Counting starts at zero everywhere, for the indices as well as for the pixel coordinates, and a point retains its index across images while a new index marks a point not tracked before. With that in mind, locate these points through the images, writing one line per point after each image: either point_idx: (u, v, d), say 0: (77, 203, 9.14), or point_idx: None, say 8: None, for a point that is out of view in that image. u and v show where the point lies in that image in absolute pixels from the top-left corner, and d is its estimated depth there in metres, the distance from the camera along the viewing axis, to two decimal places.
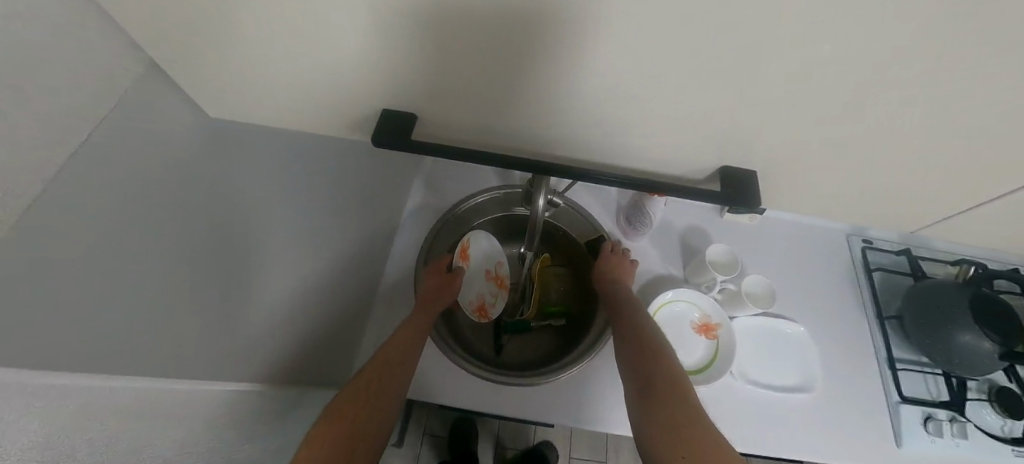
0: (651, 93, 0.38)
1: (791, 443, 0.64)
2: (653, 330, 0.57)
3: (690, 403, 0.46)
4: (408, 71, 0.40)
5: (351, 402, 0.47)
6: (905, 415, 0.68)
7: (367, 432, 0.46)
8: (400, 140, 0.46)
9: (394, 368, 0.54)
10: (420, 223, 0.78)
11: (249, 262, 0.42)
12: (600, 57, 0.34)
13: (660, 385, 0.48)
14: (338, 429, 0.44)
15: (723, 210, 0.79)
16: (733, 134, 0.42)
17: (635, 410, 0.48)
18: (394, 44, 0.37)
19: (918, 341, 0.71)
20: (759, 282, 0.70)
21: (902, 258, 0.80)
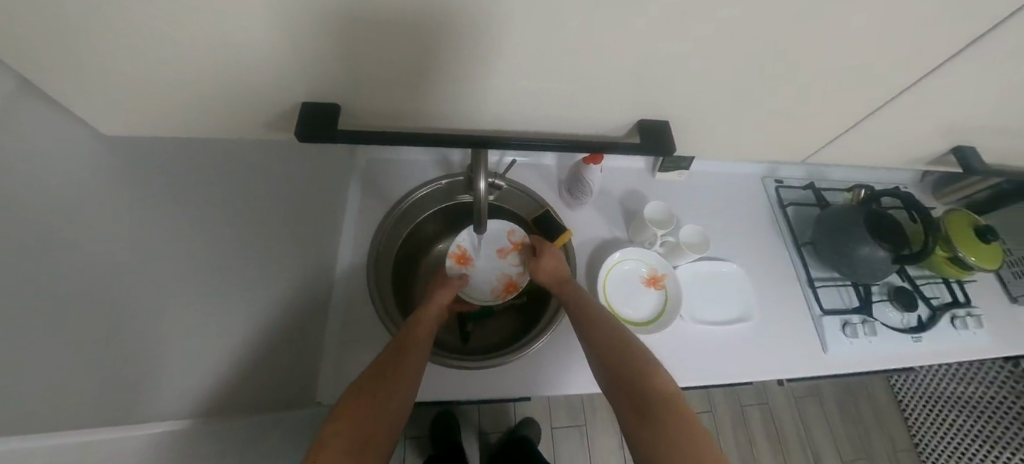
0: (599, 69, 0.34)
1: (739, 368, 0.71)
2: (627, 338, 0.56)
3: (676, 410, 0.46)
4: (311, 71, 0.34)
5: (368, 396, 0.47)
6: (827, 325, 0.77)
7: (388, 426, 0.46)
8: (318, 132, 0.38)
9: (404, 358, 0.53)
10: (363, 226, 0.75)
11: (163, 297, 0.38)
12: (532, 26, 0.29)
13: (641, 399, 0.47)
14: (360, 424, 0.44)
15: (654, 170, 0.84)
16: (667, 100, 0.40)
17: (631, 431, 0.46)
18: (297, 45, 0.30)
19: (830, 260, 0.81)
20: (694, 230, 0.76)
21: (808, 192, 0.91)
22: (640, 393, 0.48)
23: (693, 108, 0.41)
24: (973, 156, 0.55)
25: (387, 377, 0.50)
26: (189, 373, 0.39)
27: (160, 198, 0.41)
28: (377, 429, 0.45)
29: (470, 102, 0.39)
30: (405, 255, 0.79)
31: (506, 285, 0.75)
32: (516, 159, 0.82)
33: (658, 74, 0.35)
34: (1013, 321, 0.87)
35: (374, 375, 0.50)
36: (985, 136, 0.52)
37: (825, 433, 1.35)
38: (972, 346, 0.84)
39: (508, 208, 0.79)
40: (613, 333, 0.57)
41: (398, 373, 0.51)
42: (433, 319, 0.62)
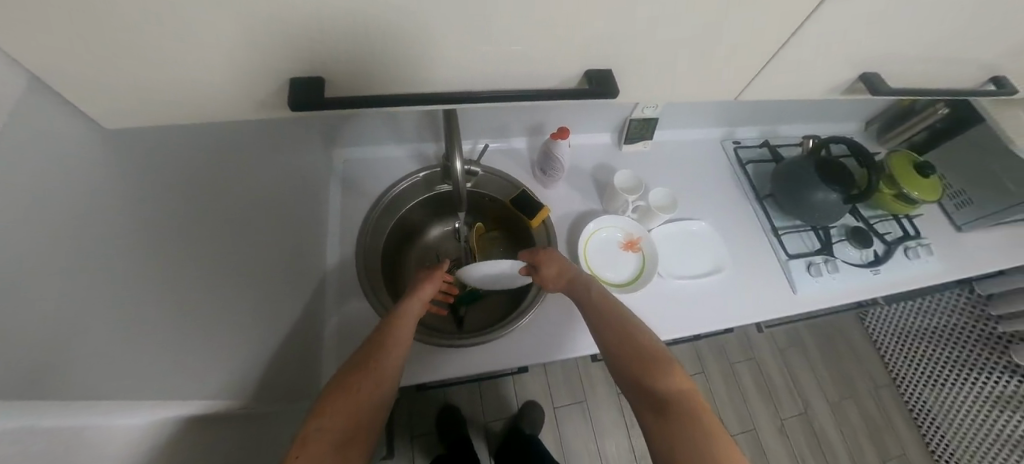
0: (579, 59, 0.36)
1: (716, 315, 0.77)
2: (640, 335, 0.59)
3: (696, 413, 0.50)
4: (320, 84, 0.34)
5: (341, 397, 0.49)
6: (794, 268, 0.84)
7: (368, 425, 0.49)
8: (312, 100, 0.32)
9: (383, 361, 0.54)
10: (348, 225, 0.78)
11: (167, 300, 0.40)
12: None
13: (663, 401, 0.52)
14: (345, 422, 0.47)
15: (620, 143, 0.89)
16: None
17: (650, 429, 0.51)
18: (317, 66, 0.31)
19: (790, 209, 0.87)
20: (663, 193, 0.81)
21: (764, 149, 0.97)
22: (657, 395, 0.53)
23: (658, 85, 0.43)
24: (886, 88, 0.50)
25: (366, 371, 0.52)
26: (214, 363, 0.43)
27: None
28: (357, 429, 0.48)
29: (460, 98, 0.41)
30: (392, 249, 0.82)
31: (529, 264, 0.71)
32: (489, 145, 0.85)
33: (632, 59, 0.38)
34: (957, 246, 0.95)
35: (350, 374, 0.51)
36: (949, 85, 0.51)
37: (811, 379, 1.43)
38: (925, 273, 0.91)
39: (487, 193, 0.82)
40: (627, 331, 0.60)
41: (376, 362, 0.54)
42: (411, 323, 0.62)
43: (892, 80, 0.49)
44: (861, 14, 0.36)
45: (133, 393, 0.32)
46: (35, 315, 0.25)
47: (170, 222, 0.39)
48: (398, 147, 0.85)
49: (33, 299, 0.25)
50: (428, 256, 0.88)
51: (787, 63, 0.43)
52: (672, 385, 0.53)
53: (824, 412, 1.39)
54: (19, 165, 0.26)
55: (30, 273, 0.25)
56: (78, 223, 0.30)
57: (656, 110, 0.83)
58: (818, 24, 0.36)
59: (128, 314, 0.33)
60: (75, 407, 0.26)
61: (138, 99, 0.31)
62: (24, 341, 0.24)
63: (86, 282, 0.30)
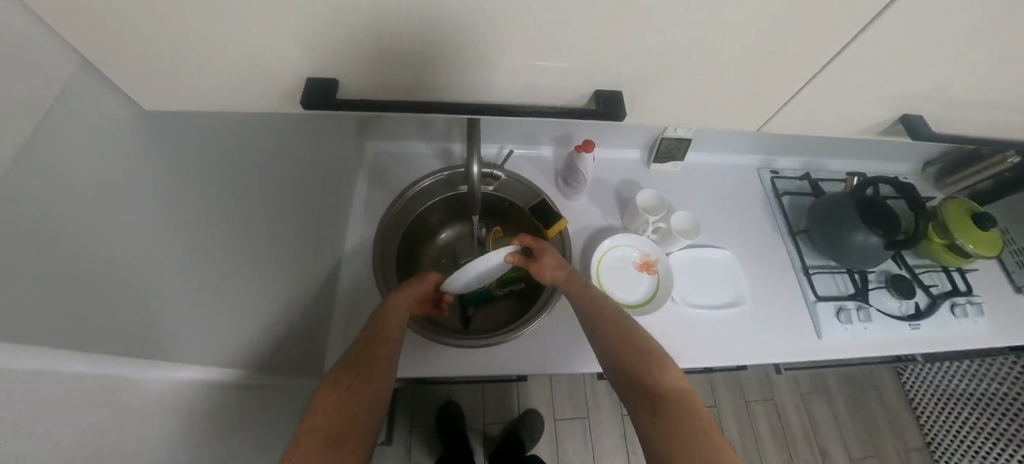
0: (610, 83, 0.36)
1: (729, 350, 0.73)
2: (636, 334, 0.58)
3: (691, 412, 0.50)
4: (359, 79, 0.34)
5: (336, 396, 0.50)
6: (821, 310, 0.79)
7: (362, 420, 0.50)
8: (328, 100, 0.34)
9: (375, 360, 0.56)
10: (370, 216, 0.81)
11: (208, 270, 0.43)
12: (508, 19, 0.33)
13: (661, 399, 0.51)
14: (336, 420, 0.48)
15: (649, 161, 0.87)
16: None
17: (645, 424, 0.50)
18: (368, 65, 0.32)
19: (824, 248, 0.82)
20: (685, 217, 0.78)
21: (804, 182, 0.92)
22: (654, 394, 0.51)
23: (687, 112, 0.42)
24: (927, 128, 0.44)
25: (357, 373, 0.53)
26: (234, 334, 0.45)
27: None
28: (351, 423, 0.49)
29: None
30: (410, 243, 0.84)
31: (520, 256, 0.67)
32: (514, 150, 0.86)
33: (664, 86, 0.37)
34: (1016, 310, 0.86)
35: (344, 374, 0.53)
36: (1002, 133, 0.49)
37: (832, 430, 1.33)
38: (975, 335, 0.83)
39: (507, 197, 0.82)
40: (623, 329, 0.59)
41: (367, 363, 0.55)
42: (399, 321, 0.63)
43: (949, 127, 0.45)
44: (918, 56, 0.33)
45: (163, 355, 0.35)
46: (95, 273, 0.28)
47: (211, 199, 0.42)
48: (426, 144, 0.88)
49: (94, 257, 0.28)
50: (443, 254, 0.90)
51: (830, 98, 0.41)
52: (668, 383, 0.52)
53: None
54: (90, 140, 0.30)
55: (91, 235, 0.29)
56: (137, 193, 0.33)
57: (690, 132, 0.81)
58: (872, 63, 0.34)
59: (171, 279, 0.36)
60: (109, 363, 0.29)
61: (195, 90, 0.34)
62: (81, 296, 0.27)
63: (135, 249, 0.33)
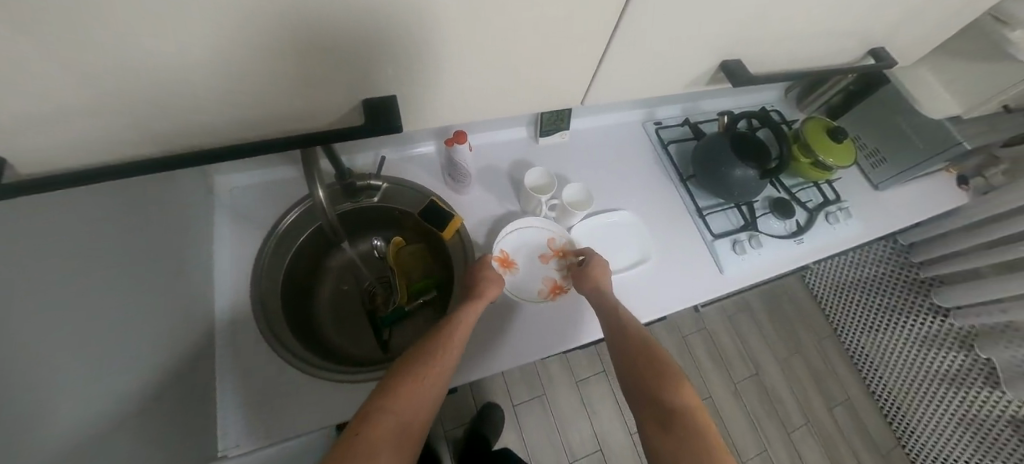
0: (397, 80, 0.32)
1: (643, 306, 0.76)
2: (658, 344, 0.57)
3: (703, 430, 0.47)
4: (158, 122, 0.29)
5: (394, 400, 0.45)
6: (719, 248, 0.83)
7: (419, 421, 0.46)
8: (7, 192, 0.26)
9: (443, 363, 0.51)
10: (241, 261, 0.70)
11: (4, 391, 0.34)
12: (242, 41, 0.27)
13: (674, 413, 0.49)
14: (389, 432, 0.43)
15: (535, 137, 0.84)
16: None
17: (652, 439, 0.47)
18: (161, 106, 0.27)
19: (712, 189, 0.86)
20: (578, 188, 0.77)
21: (685, 128, 0.94)
22: (669, 407, 0.49)
23: (504, 89, 0.40)
24: (741, 70, 0.45)
25: (425, 374, 0.49)
26: None
27: None
28: (409, 424, 0.45)
29: (273, 131, 0.35)
30: (299, 281, 0.76)
31: (552, 285, 0.72)
32: (393, 153, 0.79)
33: (461, 62, 0.34)
34: (875, 204, 0.98)
35: (408, 372, 0.48)
36: (814, 62, 0.52)
37: (760, 341, 1.48)
38: (847, 236, 0.93)
39: (395, 206, 0.76)
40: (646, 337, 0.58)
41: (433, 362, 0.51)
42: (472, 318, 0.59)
43: (765, 58, 0.47)
44: None
45: None
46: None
47: (70, 281, 0.35)
48: (291, 166, 0.77)
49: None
50: (343, 280, 0.82)
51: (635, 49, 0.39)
52: (685, 399, 0.50)
53: (774, 370, 1.45)
54: None
55: None
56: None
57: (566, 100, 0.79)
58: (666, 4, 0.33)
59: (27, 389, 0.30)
60: None
61: None
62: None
63: None
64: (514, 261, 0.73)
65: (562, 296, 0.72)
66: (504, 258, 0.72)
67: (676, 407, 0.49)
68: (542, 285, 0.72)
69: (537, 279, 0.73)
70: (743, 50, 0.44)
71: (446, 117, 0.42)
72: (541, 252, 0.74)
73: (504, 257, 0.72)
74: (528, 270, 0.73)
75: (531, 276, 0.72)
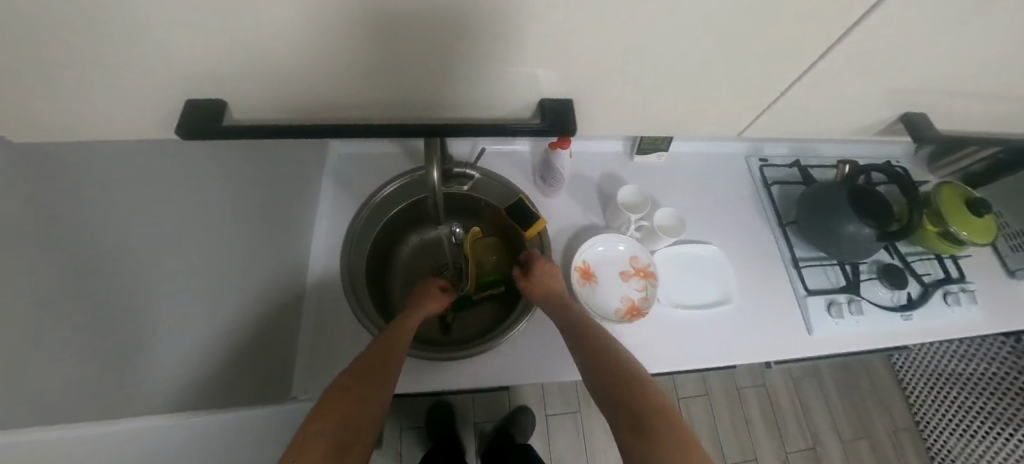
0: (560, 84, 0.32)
1: (718, 351, 0.71)
2: (617, 349, 0.55)
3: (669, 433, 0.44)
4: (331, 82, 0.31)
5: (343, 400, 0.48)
6: (812, 305, 0.76)
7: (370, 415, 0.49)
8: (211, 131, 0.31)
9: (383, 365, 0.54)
10: (336, 224, 0.76)
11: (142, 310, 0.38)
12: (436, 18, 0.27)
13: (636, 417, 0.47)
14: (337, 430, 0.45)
15: (631, 153, 0.82)
16: None
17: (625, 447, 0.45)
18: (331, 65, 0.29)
19: (815, 240, 0.78)
20: (669, 214, 0.74)
21: (794, 169, 0.87)
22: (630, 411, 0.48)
23: (655, 109, 0.39)
24: (927, 126, 0.42)
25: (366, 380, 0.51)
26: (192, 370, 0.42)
27: None
28: (357, 419, 0.47)
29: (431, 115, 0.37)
30: (381, 252, 0.79)
31: (629, 306, 0.70)
32: (489, 147, 0.80)
33: (628, 74, 0.33)
34: (1011, 294, 0.84)
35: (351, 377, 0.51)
36: (969, 127, 0.47)
37: (823, 413, 1.34)
38: (968, 323, 0.81)
39: (482, 198, 0.77)
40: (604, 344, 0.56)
41: (378, 374, 0.53)
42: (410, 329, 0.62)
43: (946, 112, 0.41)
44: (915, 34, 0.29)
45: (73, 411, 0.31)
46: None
47: None
48: (393, 143, 0.82)
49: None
50: (418, 259, 0.85)
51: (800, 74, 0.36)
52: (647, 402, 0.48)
53: (834, 449, 1.31)
54: None
55: None
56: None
57: None
58: (867, 39, 0.29)
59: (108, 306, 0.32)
60: None
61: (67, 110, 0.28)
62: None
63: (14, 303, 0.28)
64: (595, 275, 0.72)
65: (638, 319, 0.69)
66: (584, 269, 0.71)
67: (636, 414, 0.47)
68: (615, 303, 0.70)
69: (614, 297, 0.71)
70: (927, 100, 0.39)
71: (584, 125, 0.42)
72: (622, 269, 0.72)
73: (582, 268, 0.71)
74: (606, 285, 0.71)
75: (606, 292, 0.71)
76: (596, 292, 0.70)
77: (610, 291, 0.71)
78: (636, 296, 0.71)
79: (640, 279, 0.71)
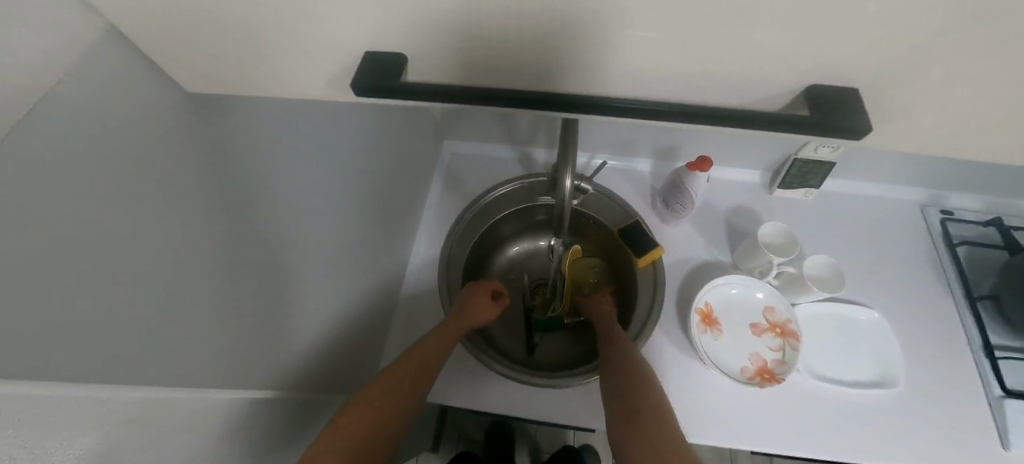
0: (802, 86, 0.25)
1: (876, 446, 0.55)
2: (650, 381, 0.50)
3: None
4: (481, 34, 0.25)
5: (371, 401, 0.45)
6: (1012, 412, 0.57)
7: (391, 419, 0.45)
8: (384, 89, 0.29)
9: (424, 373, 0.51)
10: (439, 221, 0.75)
11: None
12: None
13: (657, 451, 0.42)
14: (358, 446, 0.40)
15: (773, 186, 0.71)
16: None
17: None
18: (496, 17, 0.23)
19: (1019, 323, 0.59)
20: (824, 262, 0.62)
21: (990, 230, 0.69)
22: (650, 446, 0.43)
23: None
24: None
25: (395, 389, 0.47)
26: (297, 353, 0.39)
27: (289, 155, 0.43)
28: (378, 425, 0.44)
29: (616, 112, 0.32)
30: (478, 255, 0.76)
31: (760, 367, 0.59)
32: (606, 161, 0.75)
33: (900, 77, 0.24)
34: None
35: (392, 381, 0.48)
36: None
37: None
38: None
39: (592, 215, 0.71)
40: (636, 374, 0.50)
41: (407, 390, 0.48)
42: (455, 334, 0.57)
43: None
44: None
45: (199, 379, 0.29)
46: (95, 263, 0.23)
47: None
48: (506, 147, 0.80)
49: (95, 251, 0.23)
50: (511, 268, 0.81)
51: None
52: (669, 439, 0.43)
53: None
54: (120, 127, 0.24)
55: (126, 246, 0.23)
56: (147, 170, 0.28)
57: (834, 153, 0.64)
58: None
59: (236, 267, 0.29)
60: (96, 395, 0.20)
61: None
62: (84, 294, 0.22)
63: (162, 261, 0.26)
64: (719, 321, 0.62)
65: (773, 384, 0.57)
66: (705, 312, 0.62)
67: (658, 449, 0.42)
68: (743, 360, 0.59)
69: (741, 352, 0.60)
70: None
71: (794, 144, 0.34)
72: (754, 320, 0.62)
73: (703, 311, 0.62)
74: (731, 336, 0.61)
75: (732, 345, 0.60)
76: (718, 343, 0.60)
77: (736, 343, 0.60)
78: (771, 355, 0.59)
79: (776, 336, 0.60)
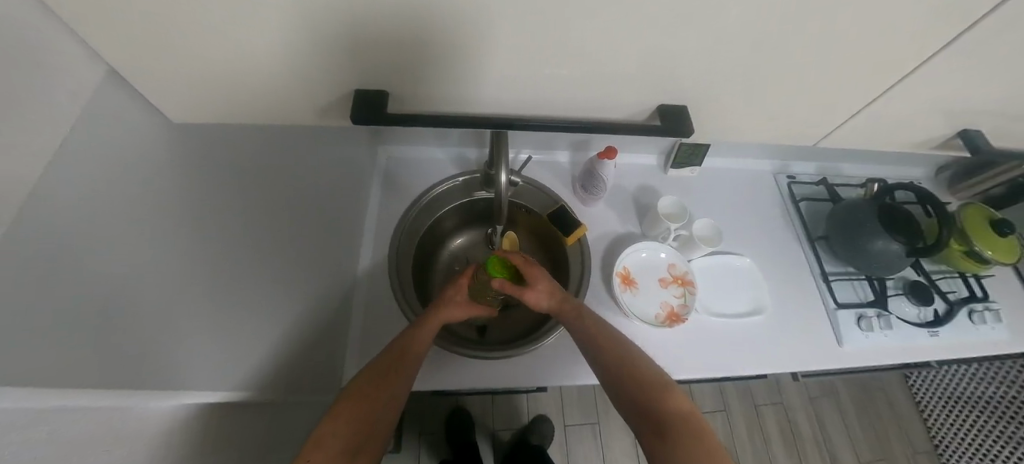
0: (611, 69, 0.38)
1: (755, 360, 0.72)
2: (637, 355, 0.58)
3: (687, 430, 0.50)
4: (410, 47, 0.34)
5: (350, 413, 0.47)
6: (842, 319, 0.77)
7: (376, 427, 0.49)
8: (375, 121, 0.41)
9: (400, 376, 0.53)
10: (382, 223, 0.78)
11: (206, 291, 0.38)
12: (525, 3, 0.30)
13: (658, 418, 0.52)
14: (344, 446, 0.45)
15: (666, 166, 0.86)
16: (674, 84, 0.43)
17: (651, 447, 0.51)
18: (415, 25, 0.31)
19: (843, 253, 0.80)
20: (707, 224, 0.78)
21: (820, 187, 0.91)
22: (653, 414, 0.52)
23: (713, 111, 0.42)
24: (980, 138, 0.59)
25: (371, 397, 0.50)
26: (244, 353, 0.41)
27: (222, 170, 0.44)
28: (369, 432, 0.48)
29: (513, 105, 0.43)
30: (424, 250, 0.82)
31: (669, 312, 0.72)
32: (531, 156, 0.84)
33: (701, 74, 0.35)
34: None
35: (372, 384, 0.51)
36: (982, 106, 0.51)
37: (841, 432, 1.34)
38: (995, 341, 0.82)
39: (524, 204, 0.81)
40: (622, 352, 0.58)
41: (396, 378, 0.52)
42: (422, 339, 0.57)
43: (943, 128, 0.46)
44: None
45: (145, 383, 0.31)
46: (24, 270, 0.24)
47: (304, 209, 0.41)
48: (440, 148, 0.85)
49: (27, 264, 0.24)
50: (457, 261, 0.87)
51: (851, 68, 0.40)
52: (665, 403, 0.53)
53: None
54: None
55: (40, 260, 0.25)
56: (76, 187, 0.30)
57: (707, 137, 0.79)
58: None
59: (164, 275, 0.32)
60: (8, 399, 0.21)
61: None
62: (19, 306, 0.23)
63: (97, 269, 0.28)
64: (636, 280, 0.74)
65: (679, 324, 0.71)
66: (624, 275, 0.74)
67: (660, 414, 0.52)
68: (655, 308, 0.72)
69: (654, 303, 0.73)
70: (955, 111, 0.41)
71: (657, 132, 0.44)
72: (661, 275, 0.75)
73: (623, 274, 0.74)
74: (645, 291, 0.74)
75: (647, 298, 0.73)
76: (637, 298, 0.73)
77: (650, 295, 0.73)
78: (676, 301, 0.73)
79: (679, 285, 0.74)
